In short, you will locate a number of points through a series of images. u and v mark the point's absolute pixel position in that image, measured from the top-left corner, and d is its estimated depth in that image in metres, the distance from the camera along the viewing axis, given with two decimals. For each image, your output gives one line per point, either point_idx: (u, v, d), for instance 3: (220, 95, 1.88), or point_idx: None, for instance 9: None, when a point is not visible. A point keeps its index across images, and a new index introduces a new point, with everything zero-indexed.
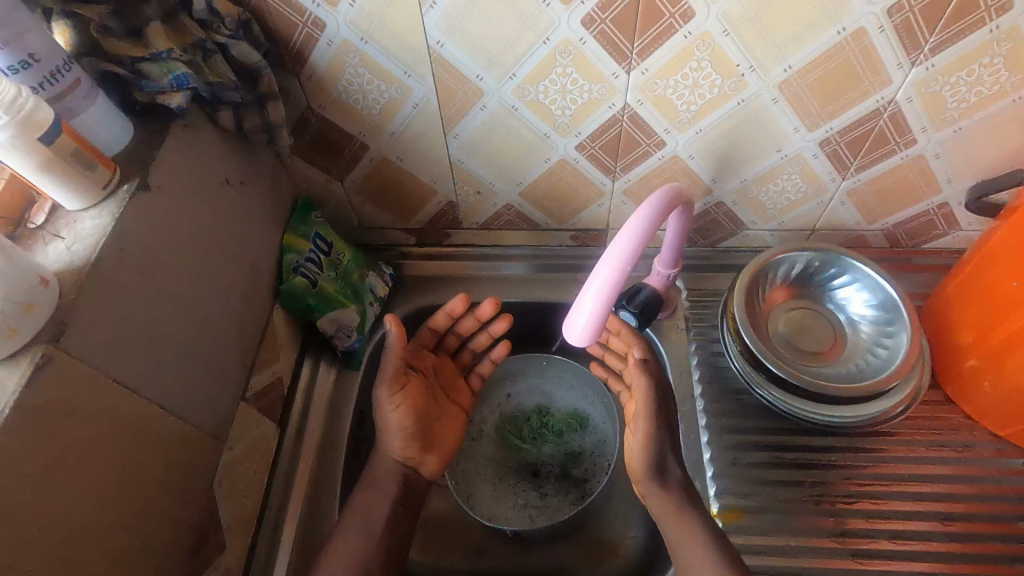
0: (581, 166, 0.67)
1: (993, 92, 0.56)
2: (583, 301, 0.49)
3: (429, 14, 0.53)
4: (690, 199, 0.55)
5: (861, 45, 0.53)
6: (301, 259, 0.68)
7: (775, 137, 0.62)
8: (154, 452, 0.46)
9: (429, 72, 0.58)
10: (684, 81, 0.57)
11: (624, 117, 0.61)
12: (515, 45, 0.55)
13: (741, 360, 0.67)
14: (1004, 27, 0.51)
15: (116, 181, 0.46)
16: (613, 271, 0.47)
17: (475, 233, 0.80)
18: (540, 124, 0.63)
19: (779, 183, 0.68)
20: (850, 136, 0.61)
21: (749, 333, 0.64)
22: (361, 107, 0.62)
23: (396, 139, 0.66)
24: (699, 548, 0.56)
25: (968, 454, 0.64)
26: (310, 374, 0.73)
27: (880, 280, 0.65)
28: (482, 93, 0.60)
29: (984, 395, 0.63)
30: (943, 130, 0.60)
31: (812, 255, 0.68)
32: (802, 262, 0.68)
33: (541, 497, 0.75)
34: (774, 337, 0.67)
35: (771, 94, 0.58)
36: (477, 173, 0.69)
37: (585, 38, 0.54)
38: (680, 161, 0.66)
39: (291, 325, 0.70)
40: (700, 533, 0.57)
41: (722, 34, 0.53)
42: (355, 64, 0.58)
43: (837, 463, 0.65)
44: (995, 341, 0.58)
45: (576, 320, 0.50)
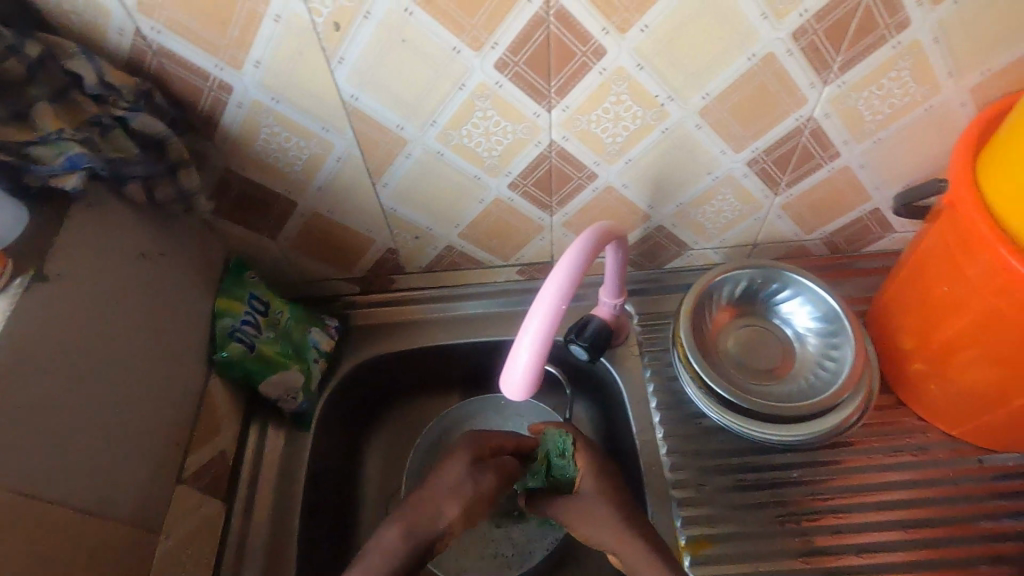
0: (516, 204, 0.67)
1: (905, 102, 0.57)
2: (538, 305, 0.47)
3: (339, 70, 0.52)
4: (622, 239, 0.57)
5: (772, 69, 0.53)
6: (237, 322, 0.66)
7: (705, 161, 0.62)
8: (75, 559, 0.43)
9: (347, 126, 0.57)
10: (606, 115, 0.57)
11: (552, 153, 0.61)
12: (432, 93, 0.54)
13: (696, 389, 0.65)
14: (906, 43, 0.52)
15: (8, 275, 0.44)
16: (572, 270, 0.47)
17: (420, 276, 0.78)
18: (468, 167, 0.62)
19: (714, 204, 0.68)
20: (776, 154, 0.62)
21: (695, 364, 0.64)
22: (283, 164, 0.60)
23: (324, 193, 0.64)
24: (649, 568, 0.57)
25: (924, 456, 0.65)
26: (257, 440, 0.70)
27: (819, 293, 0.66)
28: (405, 141, 0.59)
29: (931, 396, 0.63)
30: (863, 142, 0.61)
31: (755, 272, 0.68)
32: (744, 279, 0.68)
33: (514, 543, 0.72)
34: (723, 359, 0.67)
35: (693, 120, 0.58)
36: (412, 219, 0.68)
37: (501, 81, 0.53)
38: (614, 191, 0.66)
39: (231, 393, 0.67)
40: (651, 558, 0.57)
41: (637, 68, 0.53)
42: (270, 123, 0.56)
43: (799, 479, 0.64)
44: (936, 345, 0.59)
45: (530, 325, 0.47)
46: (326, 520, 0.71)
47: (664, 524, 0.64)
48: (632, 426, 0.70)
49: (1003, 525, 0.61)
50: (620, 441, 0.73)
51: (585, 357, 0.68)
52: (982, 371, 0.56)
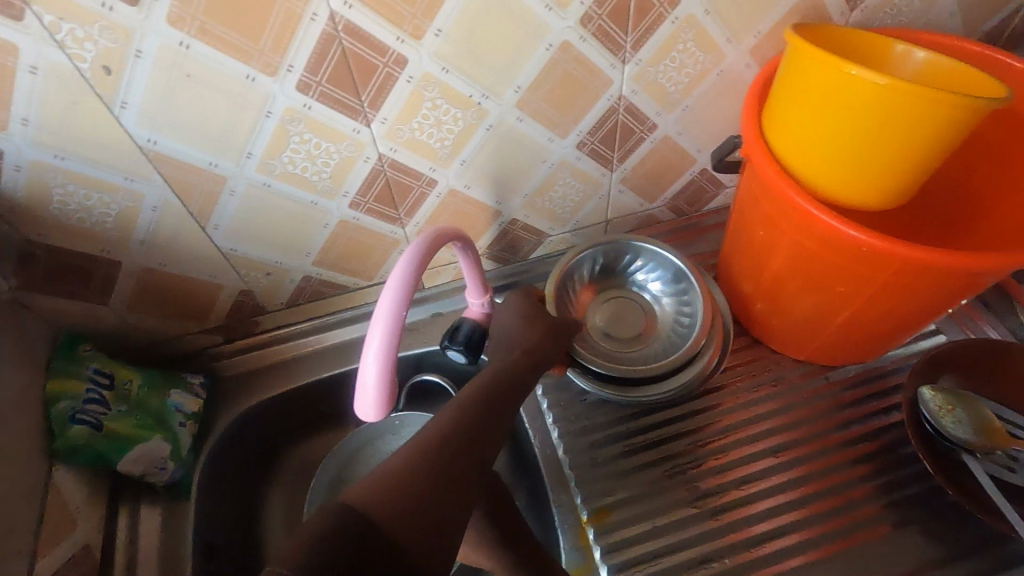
0: (363, 222, 0.66)
1: (698, 71, 0.62)
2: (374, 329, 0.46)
3: (125, 115, 0.48)
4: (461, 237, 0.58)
5: (572, 56, 0.56)
6: (78, 404, 0.60)
7: (536, 150, 0.64)
8: None
9: (154, 172, 0.53)
10: (427, 121, 0.57)
11: (384, 167, 0.60)
12: (237, 125, 0.52)
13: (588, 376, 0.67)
14: (682, 17, 0.57)
15: None
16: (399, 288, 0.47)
17: (285, 312, 0.75)
18: (302, 194, 0.60)
19: (558, 190, 0.71)
20: (600, 134, 0.65)
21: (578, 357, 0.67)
22: (92, 224, 0.55)
23: (149, 246, 0.59)
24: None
25: (781, 385, 0.71)
26: (129, 524, 0.64)
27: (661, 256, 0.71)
28: (224, 178, 0.56)
29: (776, 331, 0.70)
30: (674, 111, 0.66)
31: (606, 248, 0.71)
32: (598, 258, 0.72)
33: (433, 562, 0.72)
34: (600, 339, 0.70)
35: (513, 114, 0.60)
36: (257, 256, 0.65)
37: (308, 103, 0.52)
38: (458, 194, 0.66)
39: (86, 480, 0.61)
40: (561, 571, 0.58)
41: (442, 71, 0.53)
42: (61, 183, 0.51)
43: (680, 432, 0.68)
44: (768, 283, 0.65)
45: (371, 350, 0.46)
46: None
47: (567, 505, 0.65)
48: (523, 416, 0.71)
49: (854, 431, 0.68)
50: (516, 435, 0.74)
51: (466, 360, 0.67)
52: (807, 299, 0.62)
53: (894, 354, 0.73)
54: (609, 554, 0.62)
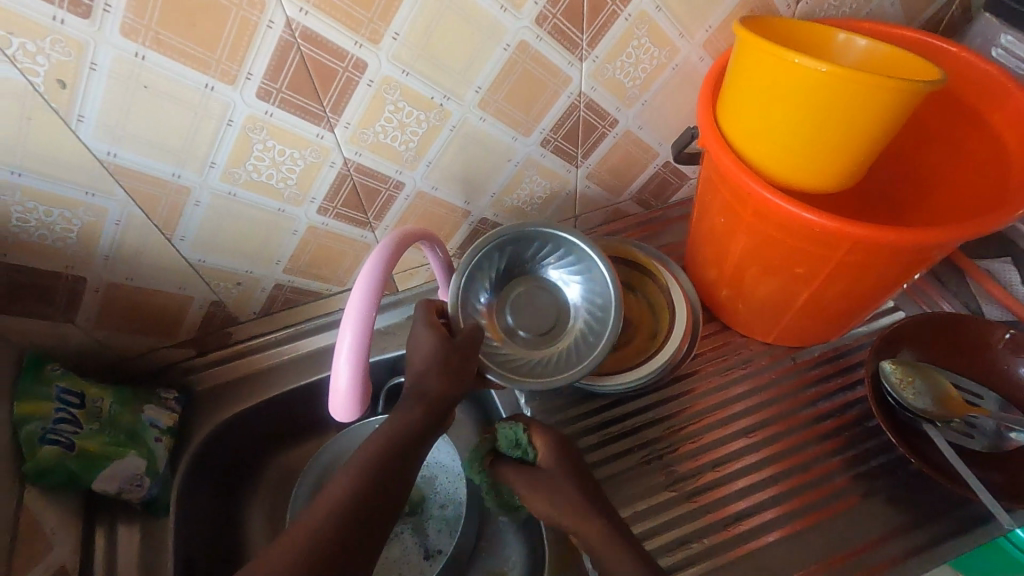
0: (333, 228, 0.66)
1: (654, 66, 0.64)
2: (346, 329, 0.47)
3: (82, 128, 0.48)
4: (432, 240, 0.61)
5: (530, 55, 0.57)
6: (48, 424, 0.59)
7: (501, 148, 0.65)
8: None
9: (115, 185, 0.53)
10: (390, 124, 0.58)
11: (350, 171, 0.61)
12: (198, 135, 0.52)
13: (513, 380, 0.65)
14: (635, 14, 0.58)
15: None
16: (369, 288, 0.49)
17: (258, 321, 0.74)
18: (268, 201, 0.60)
19: (525, 187, 0.72)
20: (562, 131, 0.67)
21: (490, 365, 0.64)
22: (54, 240, 0.55)
23: (114, 261, 0.59)
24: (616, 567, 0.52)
25: (750, 368, 0.73)
26: (106, 544, 0.63)
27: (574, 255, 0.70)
28: (188, 189, 0.55)
29: (742, 316, 0.72)
30: (633, 106, 0.68)
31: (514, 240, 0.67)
32: (509, 251, 0.68)
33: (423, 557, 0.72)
34: (512, 338, 0.69)
35: (476, 115, 0.61)
36: (227, 266, 0.65)
37: (269, 110, 0.52)
38: (426, 195, 0.67)
39: (58, 503, 0.60)
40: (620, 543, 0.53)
41: (403, 74, 0.54)
42: (19, 201, 0.51)
43: (655, 418, 0.70)
44: (731, 269, 0.67)
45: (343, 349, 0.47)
46: None
47: None
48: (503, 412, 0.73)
49: (821, 408, 0.70)
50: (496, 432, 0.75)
51: None
52: (769, 283, 0.64)
53: (856, 333, 0.76)
54: None
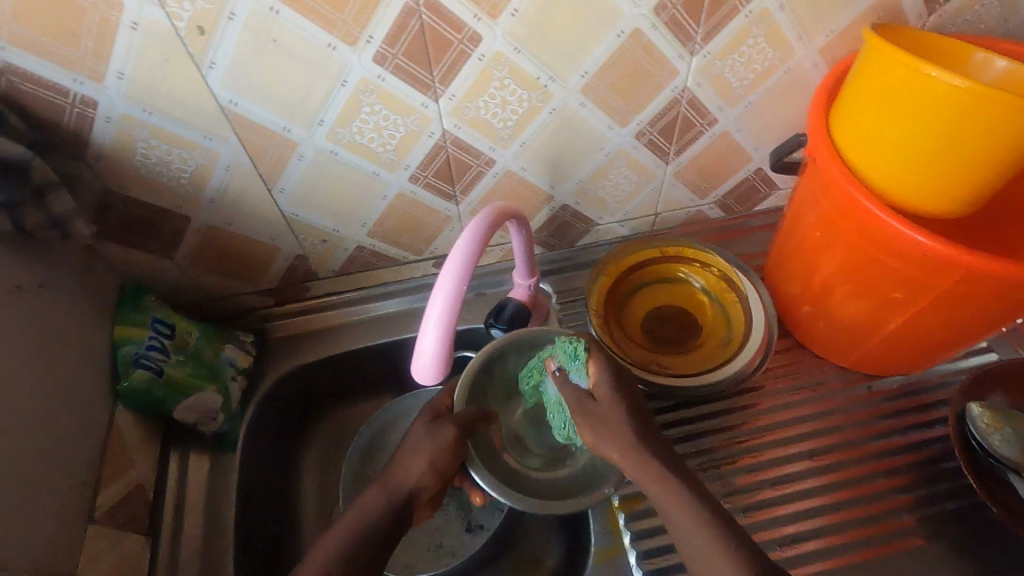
0: (420, 197, 0.67)
1: (765, 67, 0.62)
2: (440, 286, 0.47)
3: (211, 75, 0.50)
4: (520, 215, 0.59)
5: (642, 44, 0.56)
6: (141, 349, 0.63)
7: (595, 136, 0.65)
8: None
9: (231, 133, 0.55)
10: (492, 100, 0.58)
11: (447, 143, 0.61)
12: (314, 91, 0.53)
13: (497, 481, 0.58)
14: (755, 11, 0.56)
15: None
16: (468, 252, 0.48)
17: (335, 280, 0.77)
18: (365, 163, 0.61)
19: (612, 178, 0.71)
20: (659, 125, 0.66)
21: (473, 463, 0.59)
22: (169, 178, 0.58)
23: (218, 204, 0.62)
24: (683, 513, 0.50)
25: (821, 389, 0.71)
26: (179, 470, 0.67)
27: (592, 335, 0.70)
28: (295, 143, 0.58)
29: (821, 335, 0.69)
30: (735, 107, 0.66)
31: (513, 342, 0.64)
32: (516, 353, 0.65)
33: (466, 532, 0.73)
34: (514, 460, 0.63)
35: (577, 99, 0.60)
36: (316, 222, 0.67)
37: (382, 74, 0.53)
38: (514, 175, 0.67)
39: (142, 424, 0.64)
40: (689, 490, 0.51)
41: (514, 52, 0.54)
42: (146, 137, 0.54)
43: (716, 427, 0.68)
44: (818, 286, 0.64)
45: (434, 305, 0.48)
46: (264, 539, 0.69)
47: None
48: None
49: (894, 442, 0.67)
50: None
51: None
52: (858, 304, 0.61)
53: (941, 368, 0.72)
54: (638, 540, 0.64)
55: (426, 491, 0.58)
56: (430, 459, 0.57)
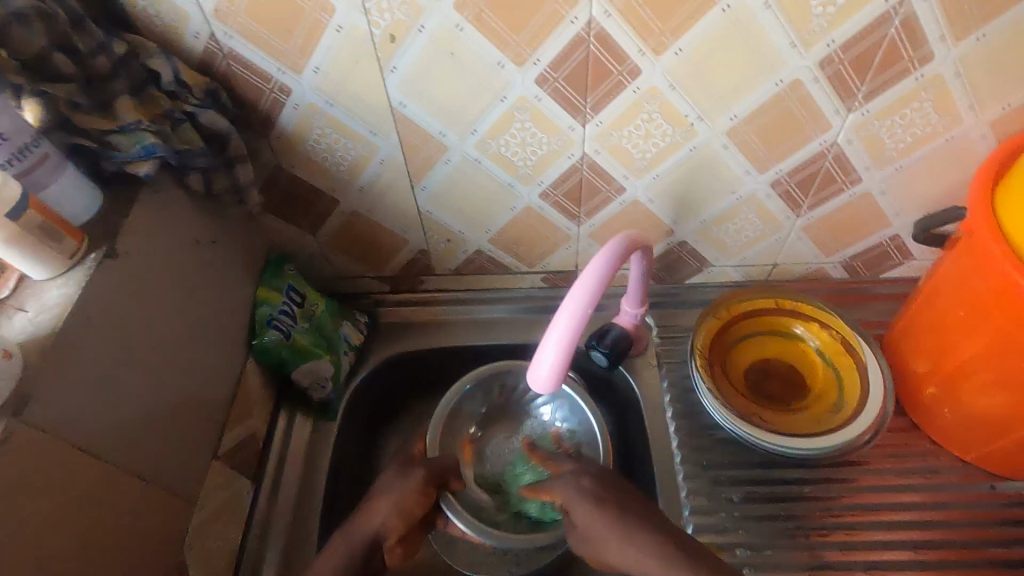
0: (546, 213, 0.70)
1: (926, 132, 0.60)
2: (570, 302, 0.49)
3: (390, 78, 0.55)
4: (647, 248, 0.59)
5: (799, 95, 0.56)
6: (275, 311, 0.69)
7: (728, 179, 0.65)
8: (124, 515, 0.47)
9: (393, 131, 0.60)
10: (637, 131, 0.60)
11: (583, 166, 0.64)
12: (474, 103, 0.58)
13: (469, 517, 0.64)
14: (928, 75, 0.55)
15: (84, 250, 0.47)
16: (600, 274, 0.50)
17: (448, 278, 0.81)
18: (503, 174, 0.65)
19: (737, 222, 0.70)
20: (798, 177, 0.64)
21: (449, 505, 0.64)
22: (330, 164, 0.64)
23: (365, 193, 0.67)
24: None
25: (935, 479, 0.66)
26: (285, 427, 0.72)
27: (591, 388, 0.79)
28: (446, 148, 0.62)
29: (944, 421, 0.64)
30: (884, 168, 0.63)
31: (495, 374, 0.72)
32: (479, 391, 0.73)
33: None
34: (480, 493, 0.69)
35: (720, 140, 0.61)
36: (446, 222, 0.71)
37: (540, 95, 0.57)
38: (640, 205, 0.68)
39: (264, 379, 0.71)
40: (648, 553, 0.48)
41: (669, 88, 0.56)
42: (322, 126, 0.60)
43: (810, 494, 0.65)
44: (951, 368, 0.60)
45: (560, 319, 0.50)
46: (346, 507, 0.73)
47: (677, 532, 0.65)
48: (647, 434, 0.73)
49: (1015, 553, 0.61)
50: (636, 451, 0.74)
51: (605, 363, 0.71)
52: (996, 396, 0.57)
53: None
54: None
55: (390, 534, 0.56)
56: (395, 500, 0.57)
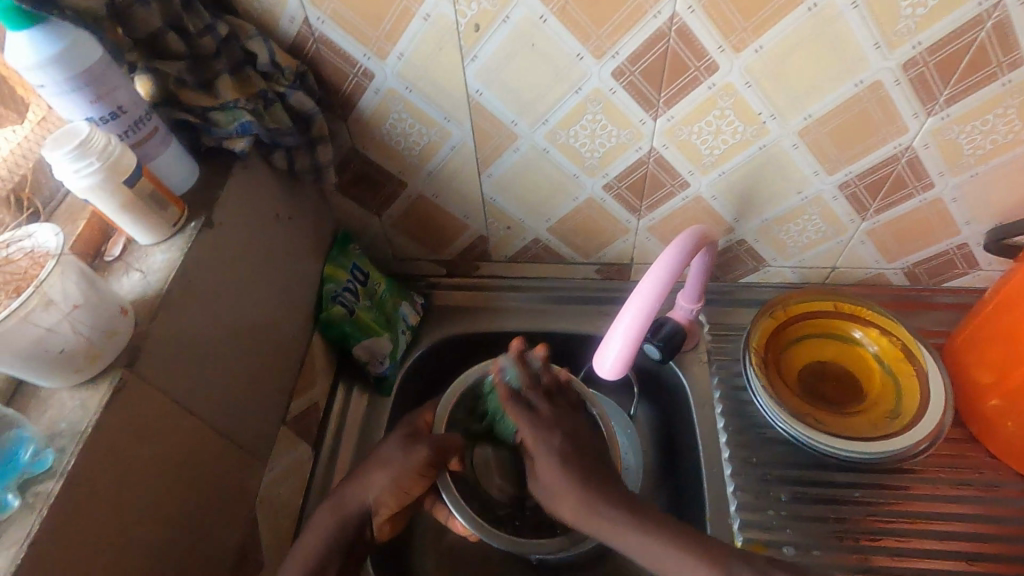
0: (608, 205, 0.70)
1: (1007, 140, 0.58)
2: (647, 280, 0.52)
3: (470, 66, 0.57)
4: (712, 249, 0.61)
5: (878, 97, 0.56)
6: (340, 288, 0.72)
7: (795, 179, 0.65)
8: (208, 468, 0.49)
9: (466, 118, 0.62)
10: (707, 127, 0.60)
11: (650, 160, 0.64)
12: (550, 94, 0.59)
13: (472, 514, 0.59)
14: (1016, 81, 0.53)
15: (185, 219, 0.50)
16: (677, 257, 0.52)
17: (503, 265, 0.81)
18: (569, 165, 0.66)
19: (799, 223, 0.70)
20: (868, 180, 0.64)
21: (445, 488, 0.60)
22: (403, 148, 0.66)
23: (433, 178, 0.69)
24: (640, 544, 0.52)
25: (991, 493, 0.65)
26: (343, 400, 0.75)
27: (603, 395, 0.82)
28: (516, 136, 0.63)
29: (1006, 435, 0.63)
30: (959, 175, 0.62)
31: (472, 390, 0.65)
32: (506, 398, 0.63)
33: None
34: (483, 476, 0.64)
35: (791, 140, 0.61)
36: (508, 209, 0.72)
37: (615, 88, 0.58)
38: (703, 202, 0.68)
39: (327, 352, 0.74)
40: (613, 514, 0.53)
41: (745, 85, 0.56)
42: (399, 110, 0.62)
43: (860, 499, 0.65)
44: (1017, 380, 0.59)
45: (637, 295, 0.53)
46: None
47: (724, 527, 0.66)
48: (695, 428, 0.72)
49: None
50: (681, 445, 0.75)
51: (657, 355, 0.71)
52: None
53: None
54: None
55: (381, 509, 0.57)
56: (394, 476, 0.56)
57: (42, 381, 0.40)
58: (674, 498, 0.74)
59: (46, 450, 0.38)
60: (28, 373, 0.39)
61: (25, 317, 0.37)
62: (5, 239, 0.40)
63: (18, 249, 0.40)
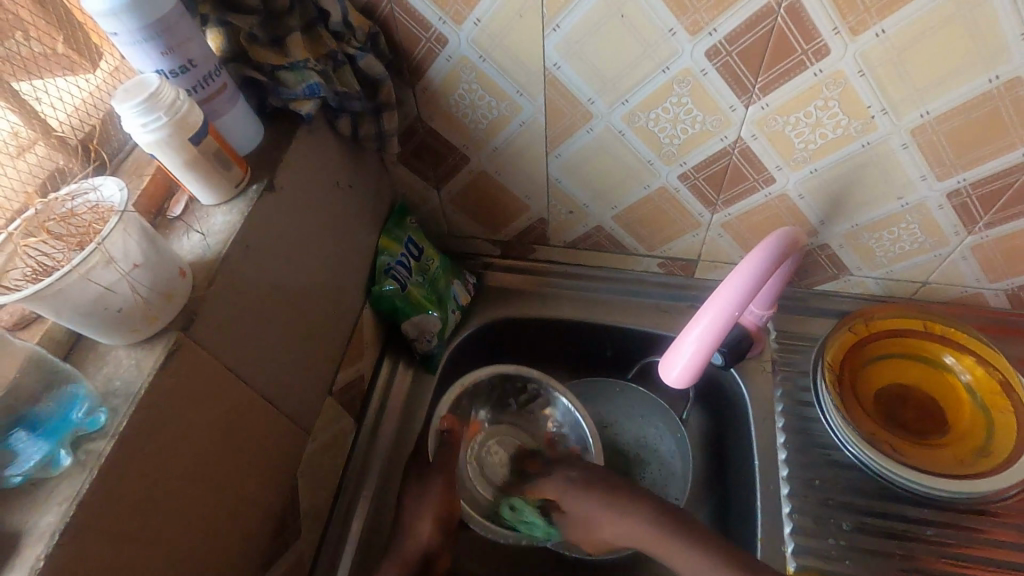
0: (681, 196, 0.65)
1: None
2: (746, 264, 0.51)
3: (551, 37, 0.53)
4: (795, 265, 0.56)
5: (1014, 96, 0.49)
6: (393, 261, 0.70)
7: (897, 183, 0.58)
8: (254, 432, 0.49)
9: (541, 92, 0.58)
10: (806, 119, 0.55)
11: (735, 151, 0.59)
12: (634, 71, 0.54)
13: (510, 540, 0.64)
14: None
15: (247, 180, 0.49)
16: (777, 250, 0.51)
17: (560, 250, 0.77)
18: (645, 150, 0.61)
19: (894, 232, 0.63)
20: (983, 190, 0.56)
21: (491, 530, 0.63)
22: (469, 120, 0.63)
23: (498, 154, 0.66)
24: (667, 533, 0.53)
25: None
26: (388, 373, 0.73)
27: (658, 397, 0.77)
28: (591, 116, 0.59)
29: None
30: None
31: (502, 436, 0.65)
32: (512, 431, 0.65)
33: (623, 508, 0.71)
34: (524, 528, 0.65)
35: (901, 138, 0.54)
36: (573, 193, 0.68)
37: (707, 69, 0.53)
38: (787, 201, 0.62)
39: (375, 324, 0.72)
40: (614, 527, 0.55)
41: (857, 74, 0.50)
42: (470, 81, 0.59)
43: (932, 537, 0.59)
44: None
45: (733, 282, 0.51)
46: None
47: (776, 546, 0.61)
48: (753, 441, 0.68)
49: None
50: (733, 455, 0.70)
51: (720, 362, 0.67)
52: None
53: None
54: None
55: (434, 550, 0.57)
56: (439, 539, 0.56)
57: (99, 338, 0.40)
58: (721, 509, 0.70)
59: (99, 409, 0.38)
60: (86, 328, 0.39)
61: (86, 274, 0.36)
62: (71, 190, 0.40)
63: (82, 203, 0.39)
